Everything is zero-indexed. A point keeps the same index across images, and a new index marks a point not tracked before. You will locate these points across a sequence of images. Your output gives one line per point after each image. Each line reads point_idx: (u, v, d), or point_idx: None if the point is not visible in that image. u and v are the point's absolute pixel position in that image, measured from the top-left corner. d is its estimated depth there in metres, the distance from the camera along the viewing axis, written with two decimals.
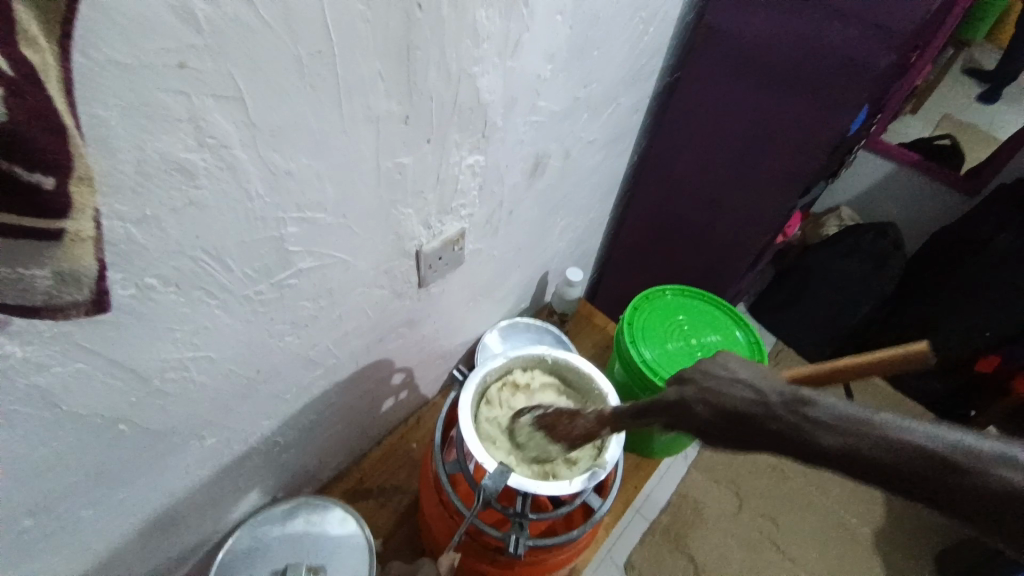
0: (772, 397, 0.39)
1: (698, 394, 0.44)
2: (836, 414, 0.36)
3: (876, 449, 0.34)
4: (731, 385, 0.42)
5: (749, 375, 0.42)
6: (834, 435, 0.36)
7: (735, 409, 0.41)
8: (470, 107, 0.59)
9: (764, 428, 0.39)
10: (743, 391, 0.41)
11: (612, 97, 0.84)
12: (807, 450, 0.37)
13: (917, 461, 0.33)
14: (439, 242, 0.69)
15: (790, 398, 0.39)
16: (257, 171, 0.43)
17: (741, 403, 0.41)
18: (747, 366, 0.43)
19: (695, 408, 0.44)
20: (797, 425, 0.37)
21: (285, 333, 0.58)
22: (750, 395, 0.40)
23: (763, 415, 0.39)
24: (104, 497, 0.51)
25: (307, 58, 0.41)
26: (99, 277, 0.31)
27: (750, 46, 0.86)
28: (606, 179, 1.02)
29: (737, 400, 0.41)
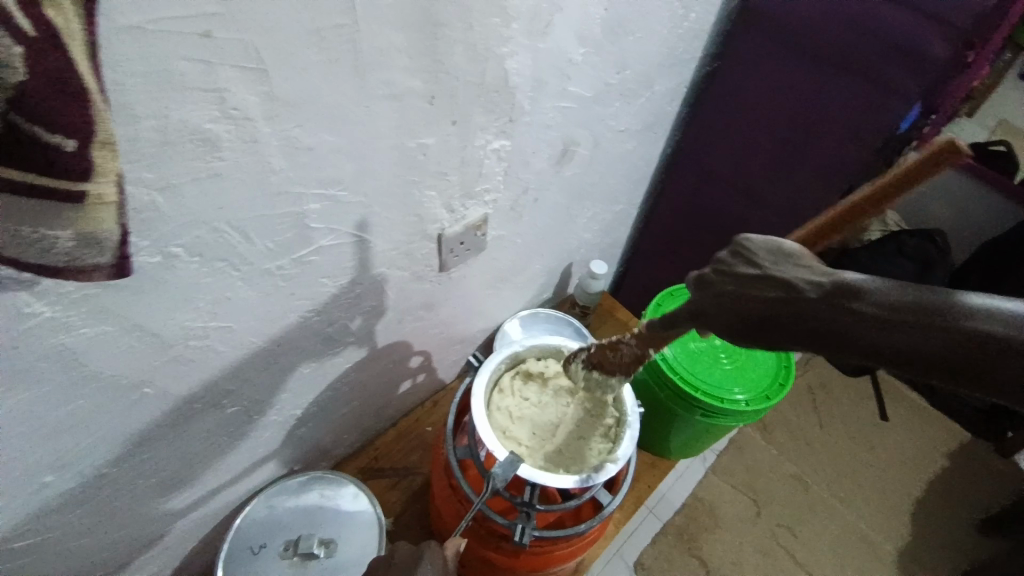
0: (807, 291, 0.38)
1: (715, 291, 0.43)
2: (862, 298, 0.36)
3: (926, 330, 0.34)
4: (755, 282, 0.40)
5: (778, 270, 0.40)
6: (881, 330, 0.35)
7: (763, 303, 0.39)
8: (497, 88, 0.58)
9: (792, 318, 0.38)
10: (772, 289, 0.39)
11: (646, 84, 0.82)
12: (834, 330, 0.37)
13: (949, 335, 0.33)
14: (461, 226, 0.69)
15: (830, 290, 0.37)
16: (279, 146, 0.44)
17: (766, 298, 0.39)
18: (778, 257, 0.40)
19: (712, 307, 0.43)
20: (831, 311, 0.37)
21: (305, 309, 0.59)
22: (782, 291, 0.39)
23: (792, 304, 0.38)
24: (125, 458, 0.53)
25: (331, 31, 0.41)
26: (122, 244, 0.31)
27: (797, 34, 0.82)
28: (636, 170, 1.00)
29: (766, 301, 0.39)
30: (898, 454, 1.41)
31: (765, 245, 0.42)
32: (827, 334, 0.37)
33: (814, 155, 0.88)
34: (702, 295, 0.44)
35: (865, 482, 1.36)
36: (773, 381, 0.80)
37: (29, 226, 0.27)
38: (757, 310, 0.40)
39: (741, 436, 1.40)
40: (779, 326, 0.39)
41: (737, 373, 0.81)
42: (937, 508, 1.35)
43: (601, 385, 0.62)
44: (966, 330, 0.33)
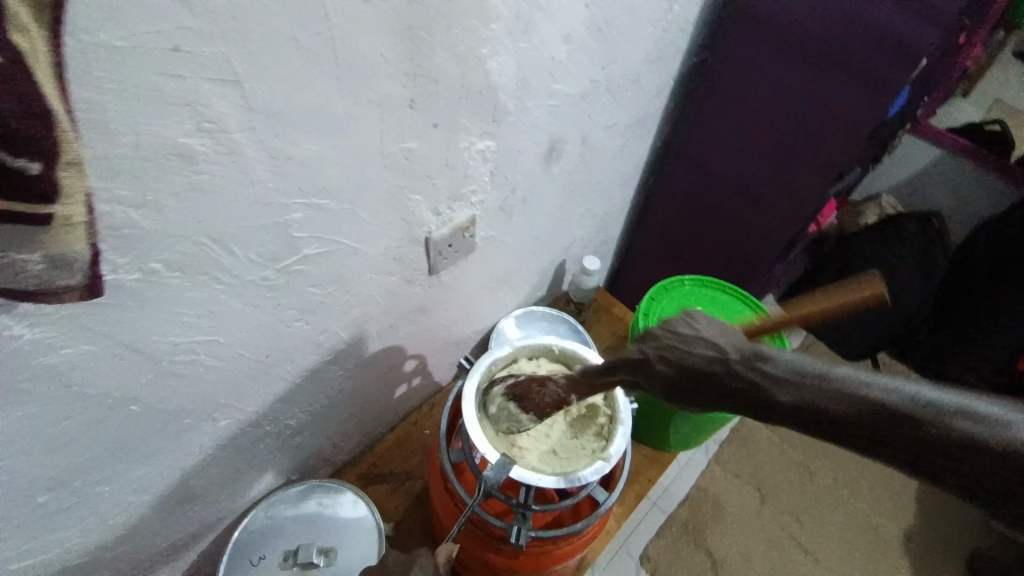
0: (734, 354, 0.40)
1: (661, 354, 0.45)
2: (796, 376, 0.36)
3: (826, 396, 0.34)
4: (692, 343, 0.42)
5: (708, 333, 0.42)
6: (792, 392, 0.36)
7: (704, 369, 0.41)
8: (479, 90, 0.57)
9: (732, 388, 0.39)
10: (705, 350, 0.41)
11: (633, 79, 0.81)
12: (769, 403, 0.37)
13: (888, 415, 0.32)
14: (449, 228, 0.68)
15: (750, 354, 0.39)
16: (258, 156, 0.43)
17: (700, 359, 0.41)
18: (712, 325, 0.43)
19: (658, 369, 0.45)
20: (766, 384, 0.37)
21: (294, 318, 0.58)
22: (713, 353, 0.41)
23: (732, 376, 0.39)
24: (118, 475, 0.53)
25: (306, 38, 0.40)
26: (94, 263, 0.31)
27: (785, 25, 0.81)
28: (627, 164, 0.99)
29: (701, 360, 0.41)
30: None
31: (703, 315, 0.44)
32: (763, 407, 0.38)
33: (805, 145, 0.88)
34: (648, 355, 0.46)
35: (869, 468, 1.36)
36: None
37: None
38: (698, 375, 0.41)
39: (742, 427, 1.39)
40: (721, 394, 0.40)
41: None
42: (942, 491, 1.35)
43: (513, 419, 0.63)
44: (874, 404, 0.33)
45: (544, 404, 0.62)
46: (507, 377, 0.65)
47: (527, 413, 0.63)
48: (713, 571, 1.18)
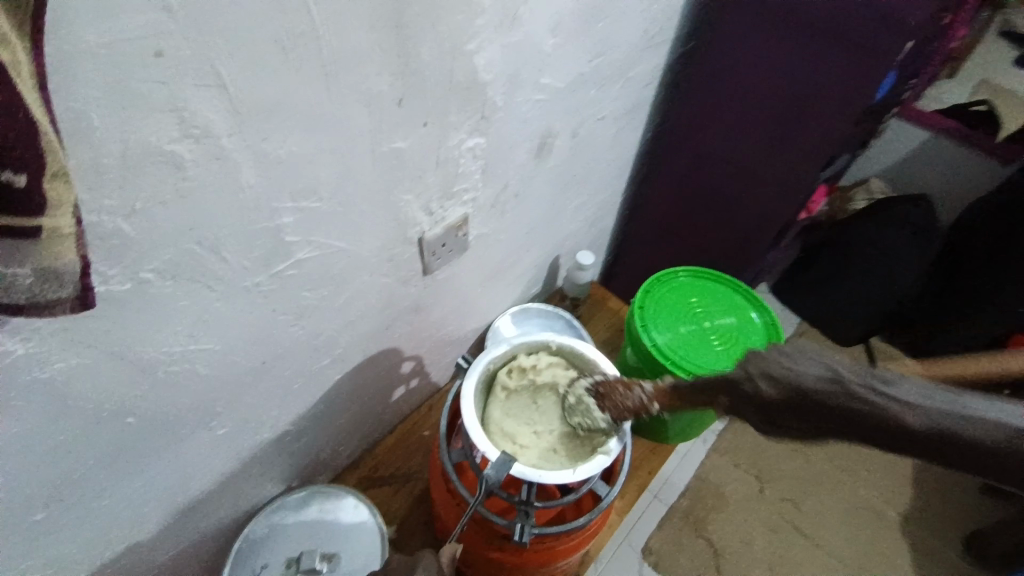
0: (851, 374, 0.38)
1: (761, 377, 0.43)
2: (918, 399, 0.36)
3: (960, 422, 0.33)
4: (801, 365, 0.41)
5: (818, 358, 0.41)
6: (922, 415, 0.35)
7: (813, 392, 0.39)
8: (468, 86, 0.57)
9: (844, 412, 0.37)
10: (817, 370, 0.40)
11: (621, 71, 0.81)
12: (885, 422, 0.36)
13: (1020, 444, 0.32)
14: (442, 227, 0.68)
15: (870, 376, 0.38)
16: (246, 160, 0.43)
17: (814, 380, 0.40)
18: (819, 351, 0.42)
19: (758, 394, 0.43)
20: (883, 403, 0.36)
21: (289, 323, 0.58)
22: (826, 374, 0.39)
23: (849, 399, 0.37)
24: (116, 489, 0.53)
25: (290, 39, 0.40)
26: (83, 275, 0.30)
27: (776, 12, 0.82)
28: (617, 157, 0.99)
29: (812, 380, 0.40)
30: None
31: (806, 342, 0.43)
32: (881, 428, 0.36)
33: (797, 131, 0.88)
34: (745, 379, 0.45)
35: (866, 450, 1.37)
36: None
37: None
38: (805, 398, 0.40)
39: None
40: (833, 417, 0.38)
41: (729, 356, 0.80)
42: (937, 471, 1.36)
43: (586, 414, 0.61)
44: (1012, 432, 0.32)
45: (624, 407, 0.59)
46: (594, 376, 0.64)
47: (602, 411, 0.60)
48: (715, 559, 1.19)
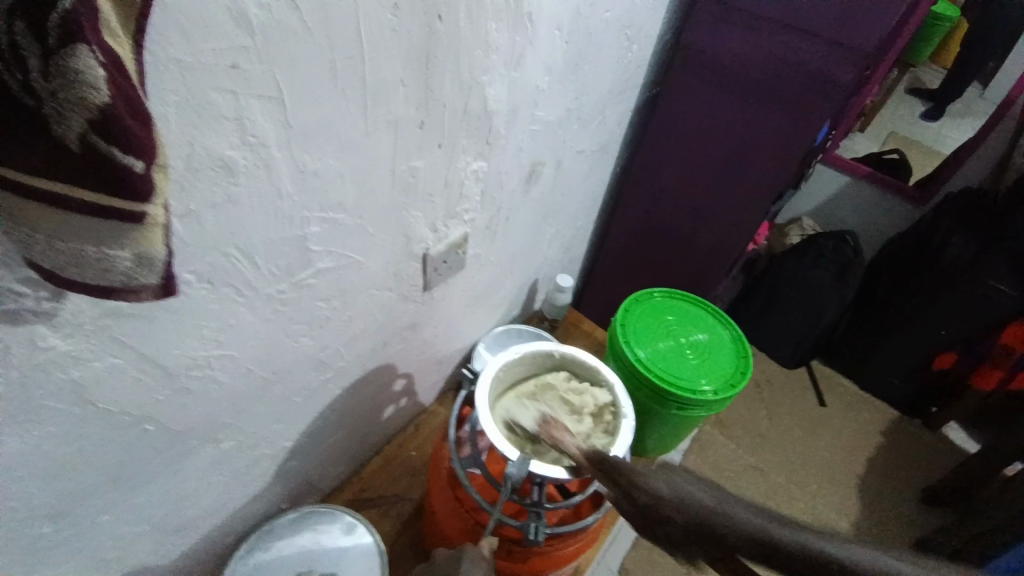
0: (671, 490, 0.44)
1: (663, 501, 0.43)
2: (721, 505, 0.40)
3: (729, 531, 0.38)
4: (650, 486, 0.46)
5: (664, 479, 0.46)
6: (729, 514, 0.39)
7: (696, 510, 0.41)
8: (477, 114, 0.62)
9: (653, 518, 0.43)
10: (659, 485, 0.45)
11: (599, 110, 0.90)
12: (698, 530, 0.39)
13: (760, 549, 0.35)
14: (444, 246, 0.72)
15: (689, 496, 0.42)
16: (288, 171, 0.46)
17: (652, 498, 0.44)
18: (668, 472, 0.47)
19: (651, 504, 0.44)
20: (690, 503, 0.41)
21: (301, 334, 0.59)
22: (663, 488, 0.45)
23: (740, 529, 0.37)
24: (117, 504, 0.51)
25: (340, 63, 0.44)
26: (168, 264, 0.32)
27: (733, 61, 0.92)
28: (591, 189, 1.08)
29: (654, 488, 0.45)
30: (839, 436, 1.52)
31: (655, 472, 0.48)
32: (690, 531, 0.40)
33: (749, 164, 0.99)
34: (629, 482, 0.48)
35: (816, 462, 1.46)
36: (735, 371, 0.87)
37: (78, 244, 0.28)
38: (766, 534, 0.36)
39: (701, 435, 1.47)
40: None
41: (704, 368, 0.87)
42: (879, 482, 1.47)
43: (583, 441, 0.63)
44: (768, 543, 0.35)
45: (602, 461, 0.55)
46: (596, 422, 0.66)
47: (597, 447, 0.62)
48: None
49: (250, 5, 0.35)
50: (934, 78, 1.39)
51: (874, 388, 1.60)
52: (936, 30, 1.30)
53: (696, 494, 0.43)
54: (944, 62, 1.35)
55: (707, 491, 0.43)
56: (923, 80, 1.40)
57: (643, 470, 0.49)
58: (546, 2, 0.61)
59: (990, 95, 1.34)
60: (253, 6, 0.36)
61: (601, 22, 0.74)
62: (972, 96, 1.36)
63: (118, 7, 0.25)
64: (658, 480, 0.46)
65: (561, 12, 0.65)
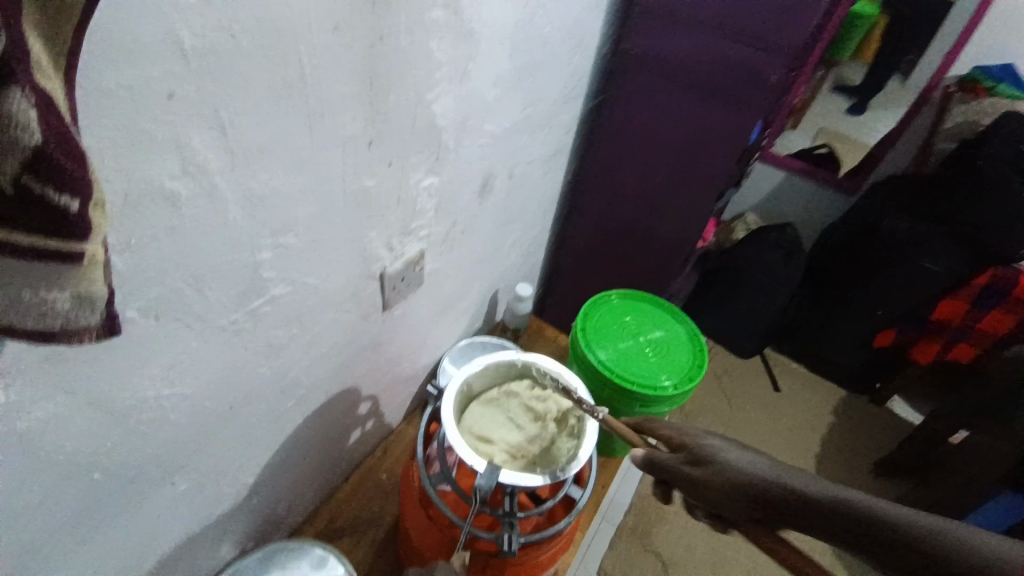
0: (760, 468, 0.52)
1: (747, 477, 0.51)
2: (790, 474, 0.51)
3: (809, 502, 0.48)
4: (732, 463, 0.52)
5: (737, 455, 0.53)
6: (814, 491, 0.49)
7: (778, 484, 0.50)
8: (426, 130, 0.63)
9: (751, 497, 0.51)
10: (741, 463, 0.52)
11: (546, 120, 0.92)
12: (792, 504, 0.49)
13: (830, 515, 0.48)
14: (401, 262, 0.71)
15: (777, 470, 0.51)
16: (235, 198, 0.45)
17: (743, 482, 0.51)
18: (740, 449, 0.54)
19: (739, 481, 0.51)
20: (780, 480, 0.50)
21: (259, 362, 0.57)
22: (750, 465, 0.52)
23: (816, 497, 0.48)
24: (68, 560, 0.48)
25: (282, 86, 0.43)
26: (110, 301, 0.31)
27: (669, 70, 0.97)
28: (544, 198, 1.10)
29: (737, 467, 0.52)
30: (796, 419, 1.59)
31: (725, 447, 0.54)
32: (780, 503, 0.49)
33: (691, 166, 1.04)
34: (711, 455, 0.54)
35: (776, 445, 1.52)
36: (694, 365, 0.90)
37: (11, 288, 0.26)
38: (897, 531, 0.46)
39: None
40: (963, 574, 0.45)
41: (665, 364, 0.90)
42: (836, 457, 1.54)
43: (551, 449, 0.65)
44: (846, 515, 0.47)
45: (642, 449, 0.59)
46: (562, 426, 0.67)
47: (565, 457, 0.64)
48: (665, 570, 1.25)
49: (183, 33, 0.35)
50: (856, 74, 1.41)
51: (824, 370, 1.68)
52: (858, 27, 1.32)
53: (764, 469, 0.52)
54: (865, 59, 1.38)
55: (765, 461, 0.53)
56: (847, 77, 1.41)
57: (710, 441, 0.55)
58: (486, 18, 0.62)
59: (912, 86, 1.41)
60: (186, 33, 0.35)
61: (543, 35, 0.76)
62: (895, 89, 1.42)
63: (42, 40, 0.24)
64: (741, 460, 0.52)
65: (503, 26, 0.66)
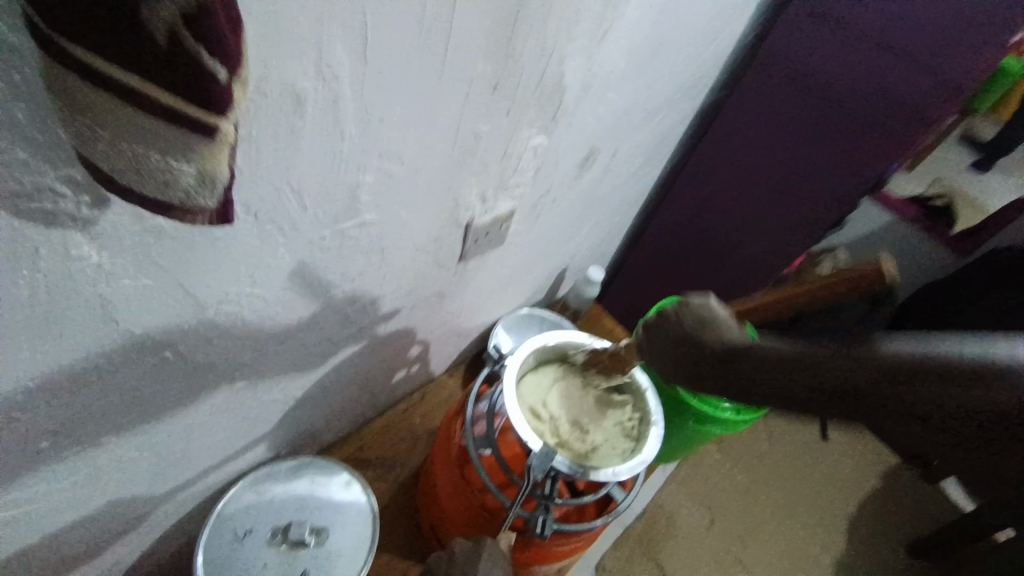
0: (706, 329, 0.47)
1: (697, 342, 0.48)
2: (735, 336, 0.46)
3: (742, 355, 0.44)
4: (675, 328, 0.50)
5: (688, 320, 0.49)
6: (764, 345, 0.43)
7: (695, 339, 0.48)
8: (551, 86, 0.59)
9: (676, 352, 0.49)
10: (691, 327, 0.48)
11: (666, 103, 0.86)
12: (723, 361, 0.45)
13: (768, 371, 0.42)
14: (489, 218, 0.69)
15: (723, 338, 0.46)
16: (354, 112, 0.43)
17: (686, 348, 0.49)
18: (701, 309, 0.48)
19: (675, 343, 0.49)
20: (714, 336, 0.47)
21: (333, 284, 0.57)
22: (698, 328, 0.48)
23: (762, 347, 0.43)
24: (125, 428, 0.49)
25: (431, 5, 0.40)
26: (228, 189, 0.29)
27: (818, 83, 0.88)
28: (638, 184, 1.04)
29: (683, 330, 0.49)
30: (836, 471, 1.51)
31: (685, 309, 0.49)
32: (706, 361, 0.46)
33: (808, 192, 0.96)
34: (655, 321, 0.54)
35: (807, 493, 1.44)
36: None
37: (140, 148, 0.25)
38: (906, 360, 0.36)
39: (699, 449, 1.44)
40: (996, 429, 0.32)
41: None
42: (866, 523, 1.45)
43: (607, 442, 0.64)
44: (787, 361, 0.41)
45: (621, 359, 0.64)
46: (620, 423, 0.66)
47: (620, 455, 0.62)
48: None
49: None
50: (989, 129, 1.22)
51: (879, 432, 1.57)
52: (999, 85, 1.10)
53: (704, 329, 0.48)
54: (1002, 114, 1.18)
55: (717, 325, 0.47)
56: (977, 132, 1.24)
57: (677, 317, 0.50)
58: None
59: None
60: None
61: (690, 10, 0.69)
62: None
63: None
64: (687, 326, 0.49)
65: None
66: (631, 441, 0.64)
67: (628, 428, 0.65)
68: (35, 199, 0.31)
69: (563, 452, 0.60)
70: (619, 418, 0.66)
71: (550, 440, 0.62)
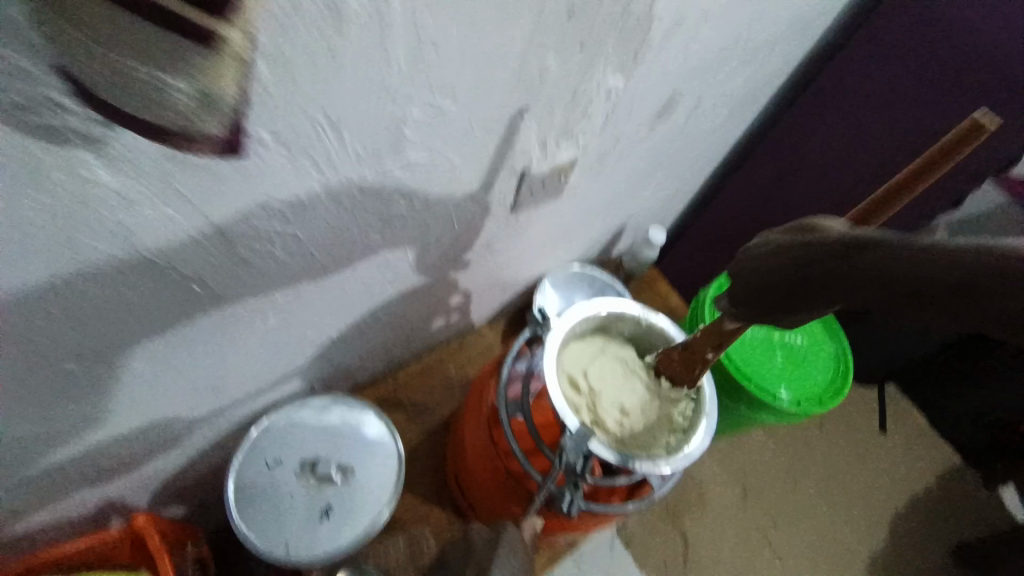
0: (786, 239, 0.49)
1: (779, 257, 0.49)
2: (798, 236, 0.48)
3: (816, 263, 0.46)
4: (760, 255, 0.50)
5: (772, 241, 0.50)
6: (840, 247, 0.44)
7: (779, 253, 0.49)
8: (639, 15, 0.50)
9: (784, 278, 0.48)
10: (771, 249, 0.50)
11: (769, 45, 0.74)
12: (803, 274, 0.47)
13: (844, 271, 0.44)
14: (548, 167, 0.62)
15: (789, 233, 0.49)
16: (404, 33, 0.36)
17: (774, 264, 0.49)
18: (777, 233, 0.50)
19: (757, 271, 0.50)
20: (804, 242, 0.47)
21: (372, 228, 0.52)
22: (781, 242, 0.49)
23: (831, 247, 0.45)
24: (157, 355, 0.49)
25: None
26: (240, 108, 0.33)
27: (967, 41, 0.76)
28: (719, 139, 0.93)
29: (768, 259, 0.49)
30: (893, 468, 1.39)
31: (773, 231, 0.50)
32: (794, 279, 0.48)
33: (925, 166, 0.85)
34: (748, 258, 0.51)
35: (854, 486, 1.35)
36: (826, 390, 0.77)
37: (148, 73, 0.29)
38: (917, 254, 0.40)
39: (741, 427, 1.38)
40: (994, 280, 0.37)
41: (790, 374, 0.77)
42: (914, 526, 1.36)
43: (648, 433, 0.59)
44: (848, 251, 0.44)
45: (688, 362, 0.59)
46: (667, 414, 0.61)
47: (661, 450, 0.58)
48: (685, 555, 1.14)
49: None
50: None
51: (945, 434, 1.45)
52: None
53: (780, 245, 0.49)
54: None
55: (785, 233, 0.49)
56: None
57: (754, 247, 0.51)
58: None
59: None
60: None
61: None
62: None
63: None
64: (775, 248, 0.49)
65: None
66: (675, 435, 0.60)
67: (676, 422, 0.60)
68: (35, 110, 0.27)
69: (598, 434, 0.57)
70: (667, 409, 0.61)
71: (587, 417, 0.58)
